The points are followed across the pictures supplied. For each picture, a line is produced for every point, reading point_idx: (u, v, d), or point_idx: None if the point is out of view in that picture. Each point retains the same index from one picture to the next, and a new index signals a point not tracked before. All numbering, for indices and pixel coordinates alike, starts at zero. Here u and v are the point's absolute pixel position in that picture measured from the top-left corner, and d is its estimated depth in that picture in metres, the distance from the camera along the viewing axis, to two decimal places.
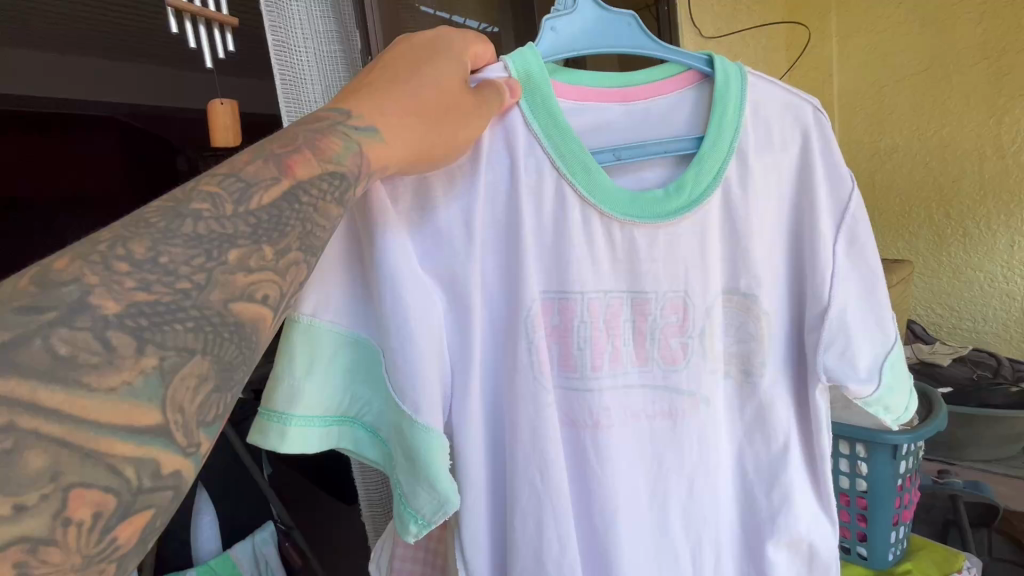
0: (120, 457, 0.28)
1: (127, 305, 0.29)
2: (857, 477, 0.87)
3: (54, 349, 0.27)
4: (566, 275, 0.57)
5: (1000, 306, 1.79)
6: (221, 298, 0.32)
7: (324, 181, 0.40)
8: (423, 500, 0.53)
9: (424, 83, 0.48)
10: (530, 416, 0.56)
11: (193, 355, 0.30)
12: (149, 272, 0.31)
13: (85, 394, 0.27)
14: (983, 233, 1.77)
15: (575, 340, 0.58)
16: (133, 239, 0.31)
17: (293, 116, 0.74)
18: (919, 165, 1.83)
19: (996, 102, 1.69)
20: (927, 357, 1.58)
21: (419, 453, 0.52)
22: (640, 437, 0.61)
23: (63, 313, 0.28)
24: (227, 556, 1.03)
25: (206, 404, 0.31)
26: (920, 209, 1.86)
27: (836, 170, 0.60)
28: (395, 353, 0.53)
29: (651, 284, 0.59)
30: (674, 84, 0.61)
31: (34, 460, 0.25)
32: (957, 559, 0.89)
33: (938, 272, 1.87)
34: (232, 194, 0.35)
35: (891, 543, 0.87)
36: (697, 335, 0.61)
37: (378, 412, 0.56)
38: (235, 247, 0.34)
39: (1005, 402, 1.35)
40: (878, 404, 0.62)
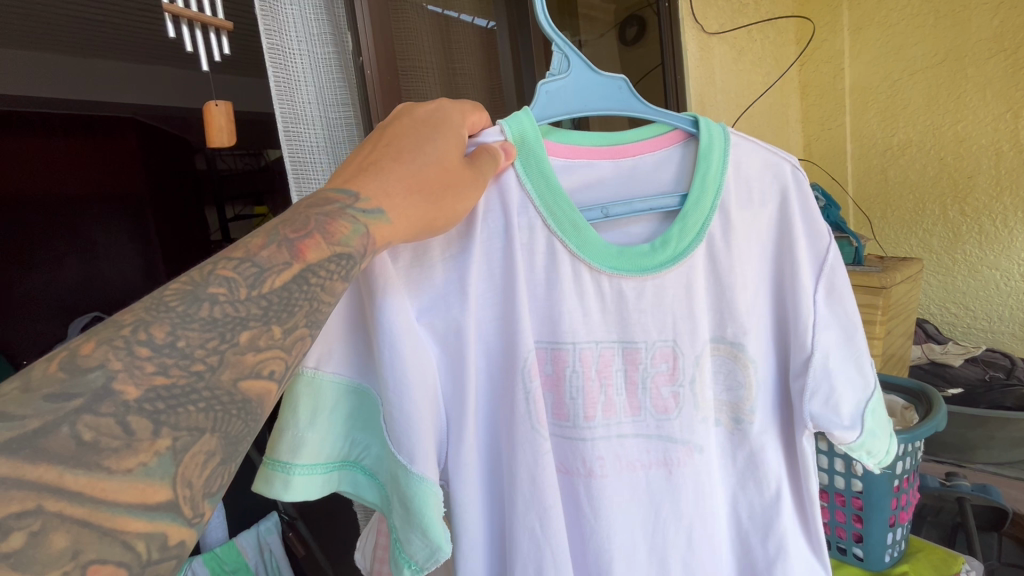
0: (132, 533, 0.27)
1: (146, 389, 0.29)
2: (852, 477, 0.86)
3: (79, 436, 0.26)
4: (558, 326, 0.58)
5: (1016, 306, 1.74)
6: (231, 378, 0.32)
7: (333, 262, 0.39)
8: (416, 546, 0.53)
9: (427, 162, 0.48)
10: (530, 464, 0.56)
11: (203, 433, 0.30)
12: (167, 355, 0.30)
13: (106, 476, 0.26)
14: (1000, 231, 1.72)
15: (567, 390, 0.59)
16: (154, 324, 0.31)
17: (287, 115, 0.76)
18: (933, 160, 1.79)
19: (1013, 95, 1.64)
20: (937, 357, 1.55)
21: (413, 503, 0.52)
22: (636, 487, 0.61)
23: (89, 399, 0.27)
24: (232, 544, 1.06)
25: (212, 478, 0.30)
26: (934, 206, 1.81)
27: (816, 225, 0.60)
28: (393, 406, 0.53)
29: (640, 334, 0.60)
30: (660, 143, 0.62)
31: (56, 541, 0.24)
32: (955, 562, 0.87)
33: (953, 270, 1.82)
34: (246, 278, 0.34)
35: (887, 544, 0.86)
36: (687, 384, 0.61)
37: (376, 456, 0.57)
38: (247, 328, 0.33)
39: (1016, 404, 1.32)
40: (861, 449, 0.62)
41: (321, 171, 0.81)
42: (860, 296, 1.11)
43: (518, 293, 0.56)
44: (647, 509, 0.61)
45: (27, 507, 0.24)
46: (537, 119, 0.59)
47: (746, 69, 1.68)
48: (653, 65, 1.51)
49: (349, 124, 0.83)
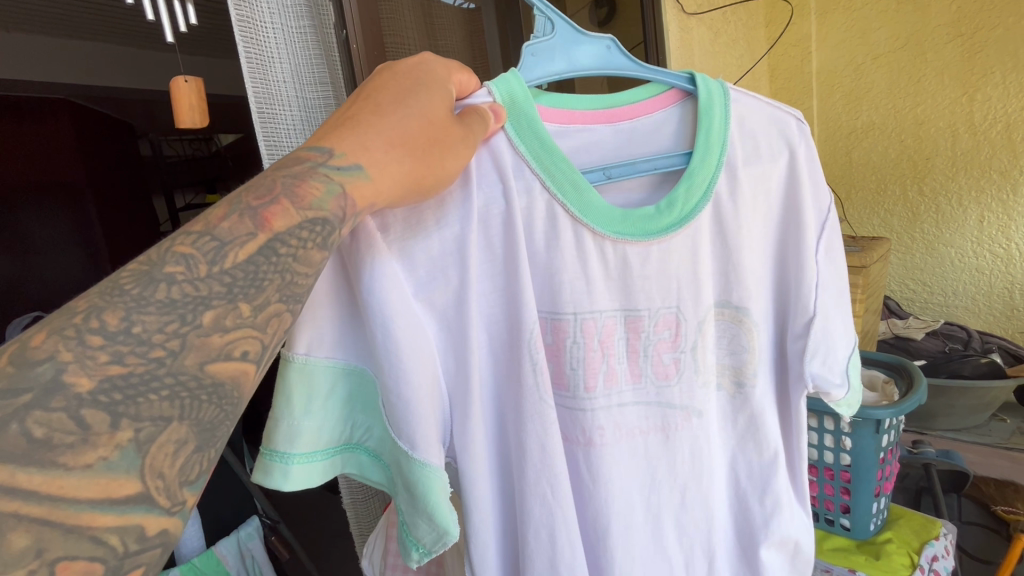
0: (101, 528, 0.26)
1: (100, 379, 0.27)
2: (840, 451, 0.89)
3: (29, 433, 0.24)
4: (558, 295, 0.56)
5: (969, 281, 1.81)
6: (195, 362, 0.30)
7: (305, 228, 0.36)
8: (423, 530, 0.51)
9: (414, 117, 0.44)
10: (537, 436, 0.54)
11: (169, 422, 0.28)
12: (122, 343, 0.28)
13: (63, 474, 0.25)
14: (954, 208, 1.78)
15: (568, 360, 0.58)
16: (107, 309, 0.28)
17: (261, 96, 0.70)
18: (894, 142, 1.83)
19: (968, 79, 1.69)
20: (901, 332, 1.59)
21: (418, 486, 0.50)
22: (635, 454, 0.60)
23: (38, 394, 0.25)
24: (209, 553, 1.01)
25: (187, 466, 0.29)
26: (895, 186, 1.85)
27: (818, 172, 0.60)
28: (390, 386, 0.50)
29: (644, 301, 0.58)
30: (656, 105, 0.60)
31: (17, 540, 0.23)
32: (935, 526, 0.91)
33: (912, 247, 1.87)
34: (206, 253, 0.32)
35: (872, 513, 0.90)
36: (688, 350, 0.60)
37: (377, 436, 0.54)
38: (210, 308, 0.31)
39: (973, 372, 1.37)
40: (846, 405, 0.63)
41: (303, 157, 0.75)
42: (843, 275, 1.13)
43: (522, 262, 0.54)
44: (646, 477, 0.60)
45: None
46: (526, 81, 0.56)
47: (723, 51, 1.69)
48: (636, 42, 1.48)
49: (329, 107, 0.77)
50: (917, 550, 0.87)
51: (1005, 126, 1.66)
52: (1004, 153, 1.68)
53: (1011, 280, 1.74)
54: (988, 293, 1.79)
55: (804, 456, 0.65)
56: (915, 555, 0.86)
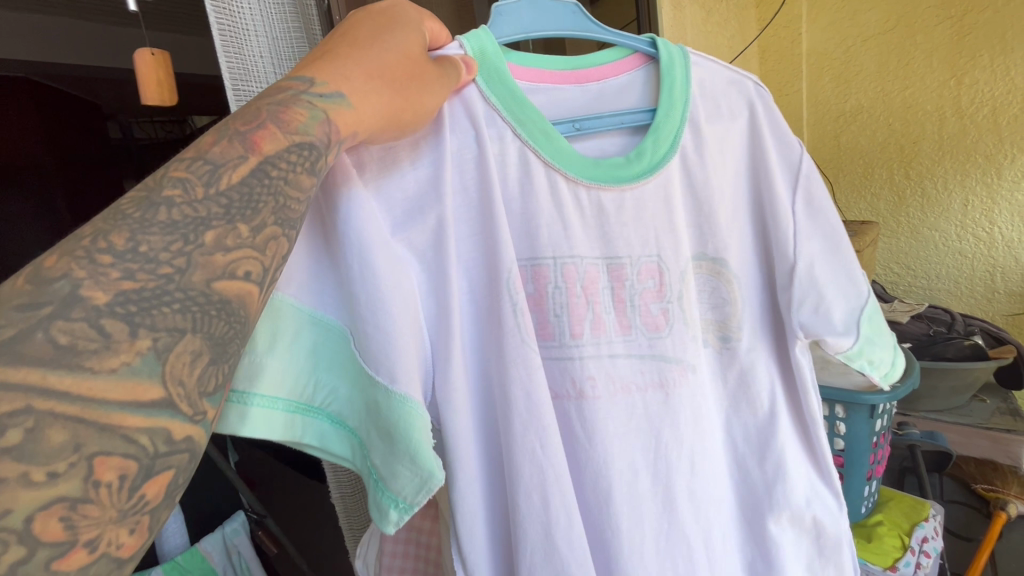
0: (132, 428, 0.26)
1: (115, 293, 0.26)
2: (835, 436, 0.89)
3: (54, 340, 0.24)
4: (536, 240, 0.54)
5: (952, 265, 1.75)
6: (203, 279, 0.29)
7: (294, 152, 0.35)
8: (403, 480, 0.46)
9: (381, 54, 0.42)
10: (523, 382, 0.51)
11: (184, 334, 0.28)
12: (130, 261, 0.28)
13: (89, 377, 0.25)
14: (939, 192, 1.72)
15: (551, 307, 0.55)
16: (111, 232, 0.28)
17: (236, 69, 0.65)
18: (882, 126, 1.77)
19: (957, 62, 1.62)
20: (887, 315, 1.58)
21: (397, 426, 0.45)
22: (632, 412, 0.56)
23: (59, 306, 0.25)
24: (194, 551, 0.97)
25: (204, 377, 0.29)
26: (882, 170, 1.80)
27: (779, 122, 0.57)
28: (365, 320, 0.46)
29: (624, 248, 0.56)
30: (622, 67, 0.58)
31: (54, 436, 0.23)
32: (924, 508, 0.93)
33: (898, 230, 1.81)
34: (200, 176, 0.31)
35: (864, 496, 0.90)
36: (676, 299, 0.57)
37: (342, 396, 0.49)
38: (211, 228, 0.30)
39: (957, 354, 1.36)
40: (862, 359, 0.60)
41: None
42: None
43: (495, 204, 0.51)
44: (648, 439, 0.56)
45: (16, 406, 0.23)
46: (496, 38, 0.54)
47: (714, 31, 1.65)
48: (628, 22, 1.44)
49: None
50: (908, 532, 0.89)
51: (991, 110, 1.61)
52: (988, 137, 1.62)
53: (993, 264, 1.70)
54: (970, 277, 1.73)
55: (816, 410, 0.63)
56: (907, 537, 0.88)
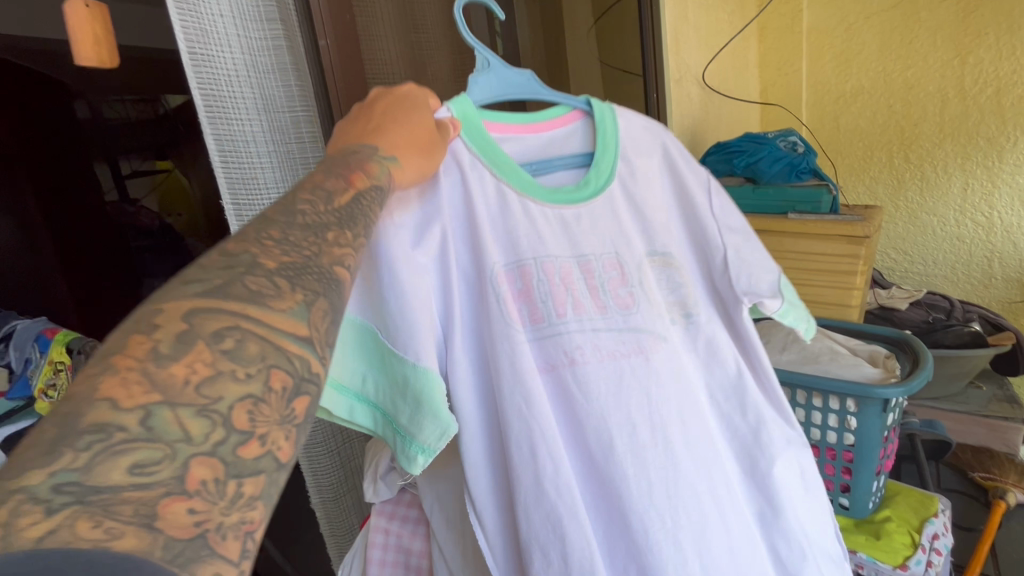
0: (293, 349, 0.28)
1: (280, 263, 0.30)
2: (845, 431, 0.85)
3: (248, 285, 0.28)
4: (506, 233, 0.49)
5: (949, 250, 1.73)
6: (329, 263, 0.32)
7: (375, 193, 0.39)
8: (421, 428, 0.43)
9: (414, 127, 0.44)
10: (509, 354, 0.46)
11: (318, 296, 0.30)
12: (289, 245, 0.31)
13: (270, 312, 0.28)
14: (939, 176, 1.68)
15: (532, 298, 0.49)
16: (270, 225, 0.31)
17: (191, 29, 0.56)
18: (882, 108, 1.72)
19: (962, 41, 1.58)
20: (885, 302, 1.55)
21: (411, 382, 0.43)
22: (623, 382, 0.49)
23: (247, 267, 0.29)
24: None
25: (333, 334, 0.31)
26: (882, 153, 1.75)
27: (691, 159, 0.58)
28: (396, 314, 0.44)
29: (584, 237, 0.52)
30: (568, 121, 0.56)
31: (249, 347, 0.26)
32: (932, 503, 0.90)
33: (896, 215, 1.78)
34: (321, 199, 0.35)
35: (872, 492, 0.87)
36: (639, 282, 0.53)
37: (355, 368, 0.46)
38: (332, 230, 0.34)
39: (955, 342, 1.33)
40: (789, 314, 0.60)
41: (250, 126, 0.63)
42: (842, 245, 1.07)
43: (475, 216, 0.47)
44: (645, 418, 0.49)
45: (229, 323, 0.26)
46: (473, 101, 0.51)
47: (714, 5, 1.57)
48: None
49: (282, 70, 0.65)
50: (918, 529, 0.86)
51: (995, 91, 1.58)
52: (992, 118, 1.59)
53: (992, 250, 1.67)
54: (966, 262, 1.71)
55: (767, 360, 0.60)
56: (916, 534, 0.85)
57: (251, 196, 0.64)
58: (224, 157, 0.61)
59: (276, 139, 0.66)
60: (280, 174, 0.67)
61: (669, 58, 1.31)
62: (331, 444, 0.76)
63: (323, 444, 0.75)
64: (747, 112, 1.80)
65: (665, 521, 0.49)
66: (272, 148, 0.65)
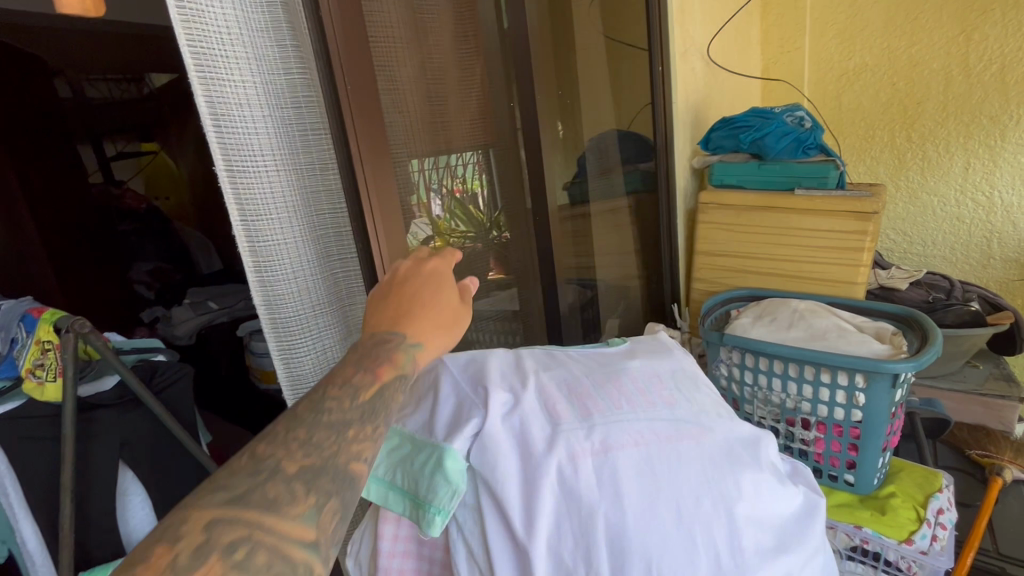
0: (292, 551, 0.34)
1: (299, 467, 0.37)
2: (853, 408, 0.84)
3: (268, 492, 0.35)
4: (545, 364, 0.55)
5: (949, 231, 1.72)
6: (344, 461, 0.39)
7: (398, 385, 0.46)
8: (438, 493, 0.46)
9: (430, 312, 0.52)
10: (557, 444, 0.45)
11: (323, 503, 0.36)
12: (312, 450, 0.38)
13: (282, 523, 0.34)
14: (941, 156, 1.67)
15: (576, 398, 0.50)
16: (298, 427, 0.39)
17: None
18: (885, 86, 1.70)
19: (968, 17, 1.56)
20: (885, 283, 1.52)
21: (430, 458, 0.47)
22: (686, 466, 0.45)
23: (270, 473, 0.36)
24: None
25: (334, 533, 0.37)
26: (884, 132, 1.74)
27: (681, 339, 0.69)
28: (445, 435, 0.48)
29: (613, 360, 0.57)
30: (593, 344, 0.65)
31: (258, 557, 0.32)
32: (936, 478, 0.91)
33: (897, 195, 1.77)
34: (348, 398, 0.42)
35: (877, 468, 0.87)
36: (672, 375, 0.55)
37: (390, 465, 0.51)
38: (351, 430, 0.41)
39: (955, 321, 1.33)
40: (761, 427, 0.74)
41: (244, 87, 0.59)
42: (850, 223, 1.06)
43: (514, 362, 0.55)
44: (706, 495, 0.44)
45: (244, 533, 0.32)
46: None
47: None
48: None
49: (276, 27, 0.62)
50: (923, 504, 0.86)
51: (999, 68, 1.56)
52: (996, 96, 1.57)
53: (991, 231, 1.67)
54: (966, 243, 1.71)
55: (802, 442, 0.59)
56: (921, 509, 0.85)
57: (247, 161, 0.60)
58: (217, 118, 0.57)
59: (271, 101, 0.63)
60: (276, 138, 0.63)
61: (674, 32, 1.28)
62: None
63: None
64: (748, 90, 1.77)
65: None
66: (267, 110, 0.62)
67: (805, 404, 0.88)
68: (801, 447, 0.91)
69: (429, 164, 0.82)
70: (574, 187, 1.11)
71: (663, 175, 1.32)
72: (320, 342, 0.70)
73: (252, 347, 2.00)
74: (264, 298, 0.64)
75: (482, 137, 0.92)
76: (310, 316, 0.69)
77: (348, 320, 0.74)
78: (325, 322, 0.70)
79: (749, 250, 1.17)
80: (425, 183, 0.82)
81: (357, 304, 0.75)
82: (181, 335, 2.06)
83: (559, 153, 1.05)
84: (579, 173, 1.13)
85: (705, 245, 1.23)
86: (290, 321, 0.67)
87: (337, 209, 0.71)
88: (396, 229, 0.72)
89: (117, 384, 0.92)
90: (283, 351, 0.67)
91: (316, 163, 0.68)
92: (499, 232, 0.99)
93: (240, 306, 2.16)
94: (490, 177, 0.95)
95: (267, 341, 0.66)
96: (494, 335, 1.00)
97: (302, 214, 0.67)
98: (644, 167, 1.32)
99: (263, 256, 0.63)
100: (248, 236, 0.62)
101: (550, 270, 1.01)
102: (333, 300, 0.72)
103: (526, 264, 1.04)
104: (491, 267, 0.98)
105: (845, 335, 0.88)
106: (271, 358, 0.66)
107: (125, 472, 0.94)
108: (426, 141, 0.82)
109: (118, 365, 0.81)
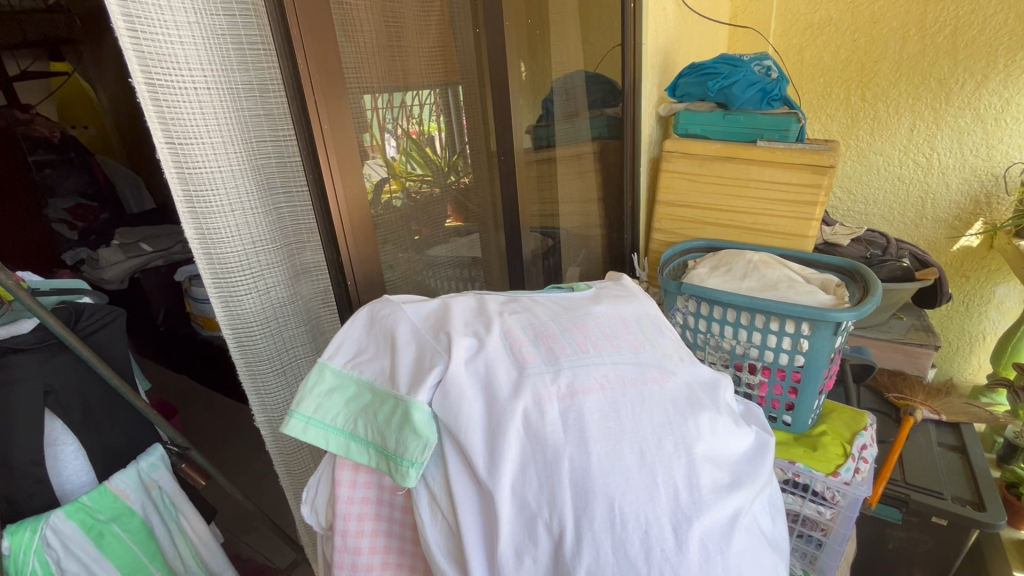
0: None
1: None
2: (796, 353, 0.88)
3: None
4: (510, 311, 0.53)
5: (889, 190, 1.80)
6: None
7: None
8: (408, 445, 0.44)
9: None
10: (520, 387, 0.44)
11: None
12: None
13: None
14: (889, 115, 1.73)
15: (542, 343, 0.49)
16: None
17: None
18: (846, 42, 1.72)
19: None
20: (829, 238, 1.58)
21: (399, 411, 0.45)
22: (648, 406, 0.45)
23: None
24: (103, 489, 0.87)
25: None
26: (840, 89, 1.77)
27: None
28: (410, 383, 0.46)
29: (578, 304, 0.56)
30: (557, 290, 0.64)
31: None
32: (862, 418, 0.98)
33: (846, 154, 1.83)
34: None
35: (813, 409, 0.93)
36: (636, 319, 0.55)
37: (351, 417, 0.48)
38: None
39: (888, 276, 1.41)
40: None
41: None
42: (806, 177, 1.08)
43: (479, 310, 0.53)
44: (667, 436, 0.44)
45: None
46: None
47: None
48: None
49: None
50: (849, 441, 0.93)
51: (952, 31, 1.59)
52: (945, 59, 1.61)
53: (926, 191, 1.76)
54: (904, 202, 1.80)
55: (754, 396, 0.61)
56: (848, 445, 0.92)
57: (171, 75, 0.53)
58: (131, 20, 0.49)
59: (199, 6, 0.54)
60: (206, 50, 0.55)
61: None
62: (278, 363, 0.69)
63: (268, 362, 0.68)
64: (715, 38, 1.74)
65: (725, 550, 0.40)
66: (194, 17, 0.54)
67: (753, 350, 0.92)
68: (746, 390, 0.96)
69: (385, 100, 0.76)
70: (539, 130, 1.07)
71: (628, 120, 1.29)
72: (265, 281, 0.65)
73: (193, 292, 1.87)
74: (197, 232, 0.59)
75: (443, 73, 0.85)
76: (252, 252, 0.63)
77: (295, 258, 0.69)
78: (271, 259, 0.65)
79: (709, 202, 1.18)
80: (380, 122, 0.75)
81: (305, 241, 0.69)
82: (110, 279, 1.88)
83: (524, 96, 1.00)
84: (544, 115, 1.09)
85: (666, 194, 1.23)
86: (230, 256, 0.61)
87: (282, 137, 0.65)
88: (350, 162, 0.68)
89: (36, 327, 0.87)
90: (221, 290, 0.62)
91: (255, 83, 0.61)
92: (458, 176, 0.93)
93: (176, 249, 2.01)
94: (450, 118, 0.89)
95: (204, 278, 0.60)
96: (452, 282, 0.98)
97: (241, 141, 0.60)
98: (610, 112, 1.29)
99: (195, 186, 0.57)
100: (176, 162, 0.55)
101: (512, 216, 0.99)
102: (279, 236, 0.66)
103: (487, 210, 1.00)
104: (450, 213, 0.94)
105: (795, 285, 0.91)
106: (208, 298, 0.61)
107: (52, 421, 0.87)
108: (382, 72, 0.75)
109: (35, 307, 0.72)
